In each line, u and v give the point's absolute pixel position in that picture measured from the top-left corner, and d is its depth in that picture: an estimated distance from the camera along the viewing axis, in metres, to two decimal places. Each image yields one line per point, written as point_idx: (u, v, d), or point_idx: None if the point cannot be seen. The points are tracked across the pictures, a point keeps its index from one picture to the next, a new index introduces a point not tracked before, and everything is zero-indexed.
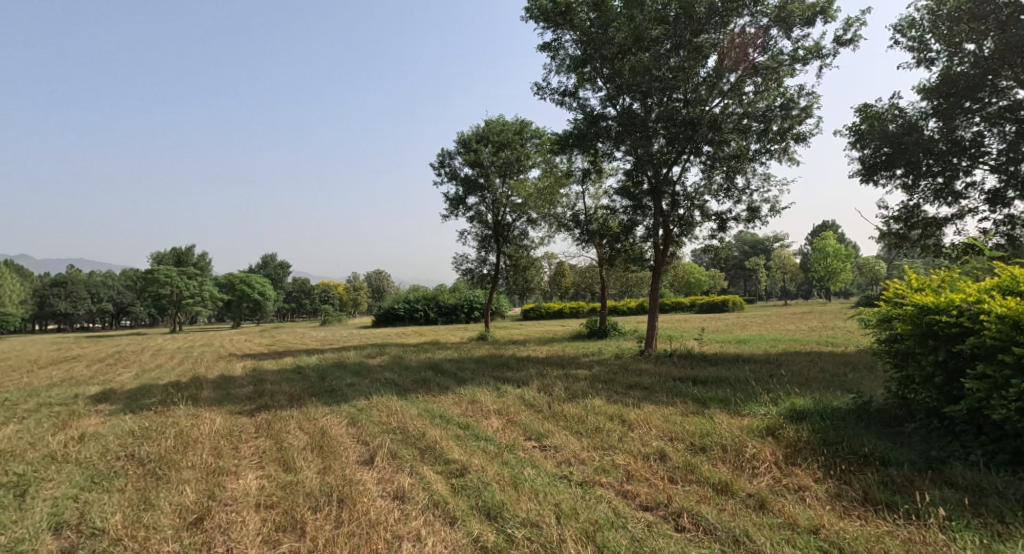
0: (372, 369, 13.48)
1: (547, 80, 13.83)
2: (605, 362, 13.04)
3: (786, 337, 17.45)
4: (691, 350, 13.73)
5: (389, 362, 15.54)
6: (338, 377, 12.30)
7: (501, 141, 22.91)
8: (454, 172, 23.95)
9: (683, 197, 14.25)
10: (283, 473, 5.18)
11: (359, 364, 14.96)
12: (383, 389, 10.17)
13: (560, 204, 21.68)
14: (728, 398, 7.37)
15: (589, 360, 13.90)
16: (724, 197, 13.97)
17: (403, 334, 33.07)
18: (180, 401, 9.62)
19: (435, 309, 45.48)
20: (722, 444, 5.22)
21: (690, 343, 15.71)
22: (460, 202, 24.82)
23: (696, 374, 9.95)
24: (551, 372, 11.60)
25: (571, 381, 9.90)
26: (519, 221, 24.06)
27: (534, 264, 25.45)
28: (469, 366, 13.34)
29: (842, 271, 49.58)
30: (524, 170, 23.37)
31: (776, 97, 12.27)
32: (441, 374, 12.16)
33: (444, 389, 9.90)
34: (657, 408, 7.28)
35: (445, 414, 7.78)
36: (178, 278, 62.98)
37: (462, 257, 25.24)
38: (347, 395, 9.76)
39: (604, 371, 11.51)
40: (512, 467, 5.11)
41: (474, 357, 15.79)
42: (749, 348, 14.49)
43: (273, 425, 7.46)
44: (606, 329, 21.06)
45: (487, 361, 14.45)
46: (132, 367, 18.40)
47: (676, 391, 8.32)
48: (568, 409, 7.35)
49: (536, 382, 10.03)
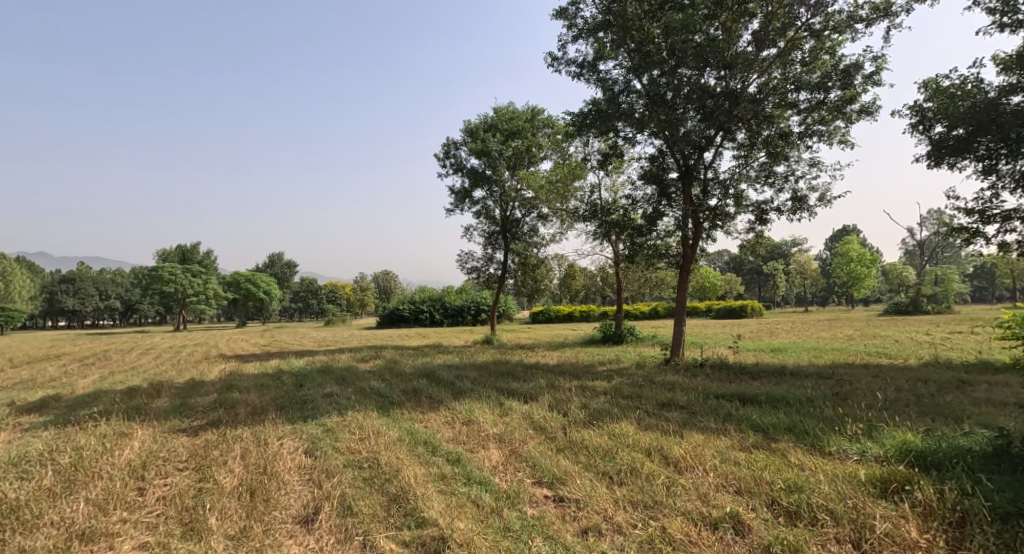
0: (360, 376, 11.87)
1: (562, 49, 12.18)
2: (626, 373, 11.36)
3: (826, 345, 15.61)
4: (725, 360, 12.00)
5: (381, 367, 13.92)
6: (318, 385, 10.71)
7: (511, 130, 21.29)
8: (459, 163, 22.39)
9: (717, 184, 12.61)
10: (177, 542, 3.57)
11: (349, 369, 13.36)
12: (366, 401, 8.57)
13: (574, 198, 20.02)
14: (799, 426, 5.69)
15: (607, 369, 12.22)
16: (764, 184, 12.28)
17: (406, 336, 31.52)
18: (119, 413, 8.02)
19: (441, 311, 43.85)
20: (824, 507, 3.55)
21: (720, 351, 13.99)
22: (466, 195, 23.24)
23: (742, 391, 8.24)
24: (564, 384, 9.93)
25: (589, 398, 8.23)
26: (528, 216, 22.43)
27: (544, 263, 23.82)
28: (471, 374, 11.70)
29: (866, 278, 47.44)
30: (535, 161, 21.74)
31: (831, 67, 10.50)
32: (438, 383, 10.54)
33: (436, 404, 8.27)
34: (707, 437, 5.60)
35: (434, 439, 6.17)
36: (183, 276, 61.93)
37: (468, 255, 23.65)
38: (320, 408, 8.14)
39: (626, 384, 9.83)
40: (514, 542, 3.46)
41: (477, 363, 14.14)
42: (789, 358, 12.72)
43: (214, 449, 5.89)
44: (622, 334, 19.37)
45: (490, 369, 12.81)
46: (108, 369, 16.96)
47: (725, 413, 6.64)
48: (590, 438, 5.67)
49: (548, 397, 8.36)
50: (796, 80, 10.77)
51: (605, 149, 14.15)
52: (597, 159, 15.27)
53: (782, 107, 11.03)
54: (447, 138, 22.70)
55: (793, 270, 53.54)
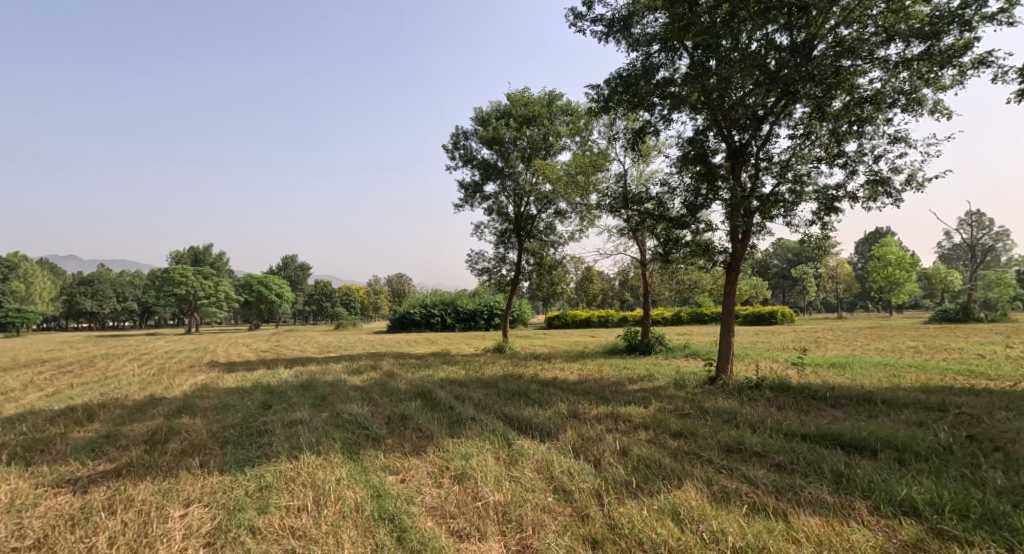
0: (345, 395, 10.03)
1: (587, 5, 10.23)
2: (663, 396, 9.35)
3: (892, 360, 13.37)
4: (784, 378, 9.92)
5: (375, 381, 12.05)
6: (291, 406, 8.88)
7: (527, 116, 19.31)
8: (469, 155, 20.51)
9: (774, 166, 10.48)
10: None
11: (336, 386, 11.51)
12: (337, 435, 6.70)
13: (596, 191, 18.06)
14: (977, 510, 3.69)
15: (640, 390, 10.22)
16: (831, 166, 10.12)
17: (414, 342, 29.78)
18: (13, 450, 6.20)
19: (453, 315, 42.00)
20: None
21: (770, 368, 11.89)
22: (476, 190, 21.36)
23: (833, 428, 6.19)
24: (590, 414, 7.93)
25: (626, 438, 6.26)
26: (544, 212, 20.48)
27: (561, 264, 21.83)
28: (476, 393, 9.77)
29: (905, 281, 44.57)
30: (553, 151, 19.73)
31: (930, 11, 8.32)
32: (434, 407, 8.65)
33: (425, 441, 6.37)
34: (831, 525, 3.61)
35: (408, 510, 4.24)
36: (194, 277, 60.93)
37: (478, 255, 21.77)
38: (273, 445, 6.30)
39: (670, 413, 7.81)
40: None
41: (485, 378, 12.22)
42: (860, 377, 10.59)
43: (83, 524, 4.02)
44: (649, 344, 17.27)
45: (500, 386, 10.86)
46: (78, 378, 15.35)
47: (833, 472, 4.63)
48: (648, 525, 3.72)
49: (573, 435, 6.38)
50: (882, 30, 8.60)
51: (635, 129, 12.14)
52: (623, 143, 13.29)
53: (861, 66, 8.89)
54: (456, 126, 20.88)
55: (825, 275, 50.66)
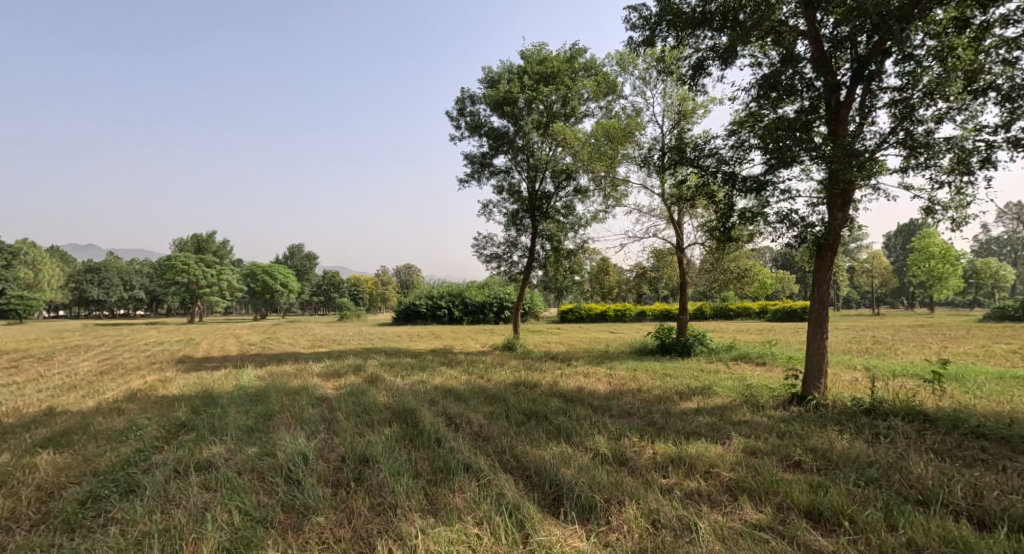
0: (299, 413, 7.44)
1: None
2: (741, 426, 6.67)
3: (1009, 370, 10.51)
4: (904, 398, 7.18)
5: (351, 391, 9.46)
6: (214, 432, 6.30)
7: (543, 75, 16.45)
8: (476, 121, 17.73)
9: (888, 107, 7.57)
10: None
11: (297, 396, 8.93)
12: (241, 504, 4.09)
13: (626, 163, 15.27)
14: None
15: (701, 413, 7.52)
16: (979, 102, 7.11)
17: (416, 335, 27.29)
18: None
19: (461, 307, 39.39)
20: None
21: (863, 381, 9.16)
22: (484, 163, 18.64)
23: None
24: (646, 459, 5.26)
25: (731, 528, 3.59)
26: (563, 188, 17.73)
27: (581, 251, 19.06)
28: (477, 414, 7.13)
29: (950, 275, 41.18)
30: (573, 116, 16.86)
31: None
32: (414, 438, 6.03)
33: (383, 523, 3.75)
34: None
35: None
36: (195, 265, 58.86)
37: (486, 239, 19.05)
38: (122, 522, 3.73)
39: (771, 460, 5.12)
40: None
41: (492, 388, 9.58)
42: (1000, 395, 7.82)
43: None
44: (687, 344, 14.57)
45: (510, 401, 8.22)
46: (6, 376, 12.85)
47: None
48: None
49: (636, 517, 3.73)
50: None
51: (689, 65, 9.37)
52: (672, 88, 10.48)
53: None
54: (463, 89, 18.10)
55: (858, 269, 47.35)
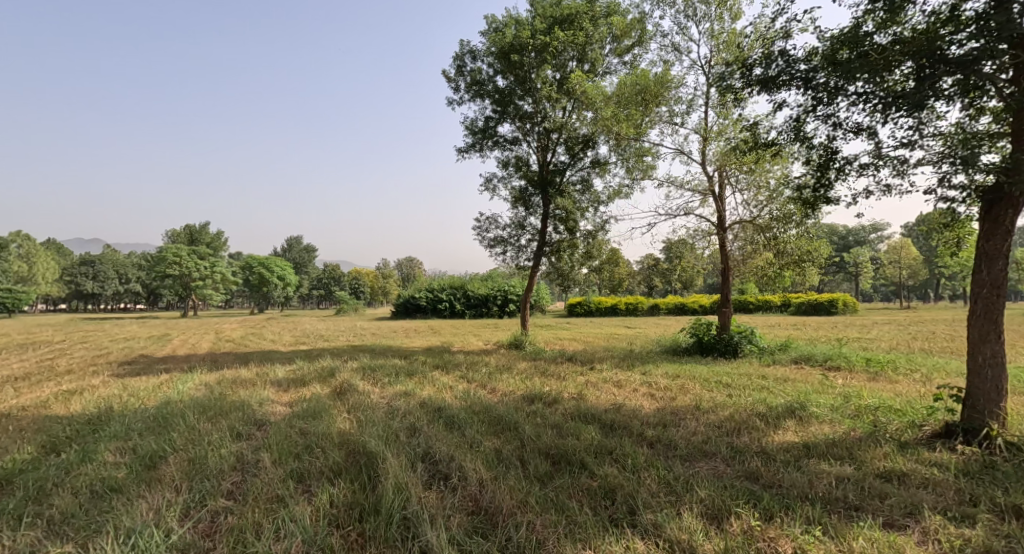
0: (206, 452, 4.89)
1: None
2: (906, 486, 4.10)
3: None
4: None
5: (303, 409, 6.91)
6: (36, 501, 3.79)
7: (556, 19, 13.80)
8: (478, 78, 15.08)
9: None
10: None
11: (222, 419, 6.34)
12: None
13: (656, 123, 12.71)
14: None
15: (820, 456, 4.89)
16: None
17: (411, 331, 24.79)
18: None
19: (462, 300, 36.82)
20: None
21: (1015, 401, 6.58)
22: (487, 131, 16.02)
23: None
24: None
25: None
26: (578, 161, 15.14)
27: (598, 234, 16.46)
28: (474, 459, 4.56)
29: None
30: (591, 71, 14.24)
31: None
32: (363, 521, 3.45)
33: None
34: None
35: None
36: (188, 258, 56.49)
37: (490, 220, 16.44)
38: None
39: None
40: None
41: (495, 404, 7.01)
42: None
43: None
44: (732, 343, 11.99)
45: (524, 429, 5.64)
46: None
47: None
48: None
49: None
50: None
51: None
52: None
53: None
54: (462, 42, 15.40)
55: (883, 260, 44.63)
